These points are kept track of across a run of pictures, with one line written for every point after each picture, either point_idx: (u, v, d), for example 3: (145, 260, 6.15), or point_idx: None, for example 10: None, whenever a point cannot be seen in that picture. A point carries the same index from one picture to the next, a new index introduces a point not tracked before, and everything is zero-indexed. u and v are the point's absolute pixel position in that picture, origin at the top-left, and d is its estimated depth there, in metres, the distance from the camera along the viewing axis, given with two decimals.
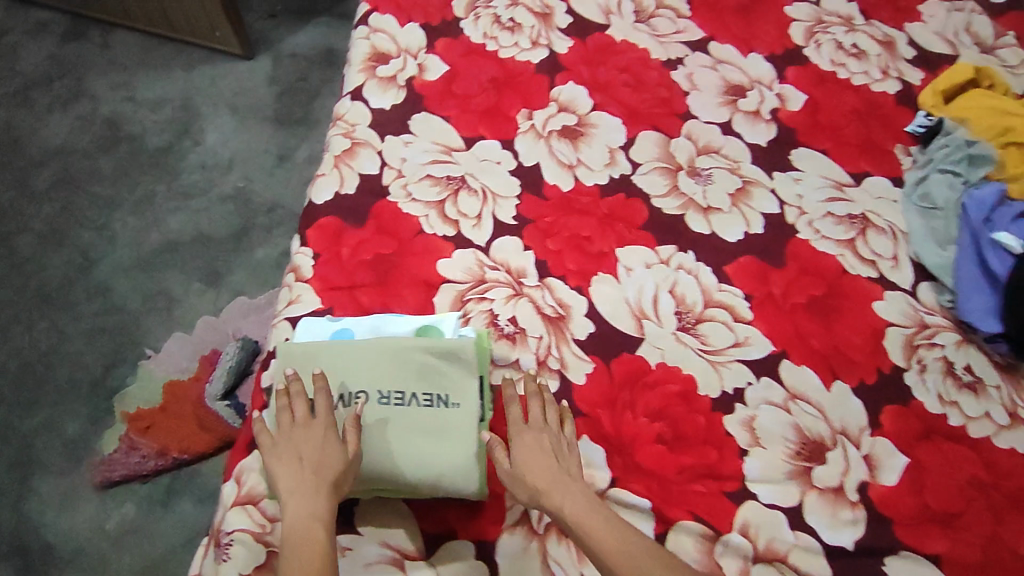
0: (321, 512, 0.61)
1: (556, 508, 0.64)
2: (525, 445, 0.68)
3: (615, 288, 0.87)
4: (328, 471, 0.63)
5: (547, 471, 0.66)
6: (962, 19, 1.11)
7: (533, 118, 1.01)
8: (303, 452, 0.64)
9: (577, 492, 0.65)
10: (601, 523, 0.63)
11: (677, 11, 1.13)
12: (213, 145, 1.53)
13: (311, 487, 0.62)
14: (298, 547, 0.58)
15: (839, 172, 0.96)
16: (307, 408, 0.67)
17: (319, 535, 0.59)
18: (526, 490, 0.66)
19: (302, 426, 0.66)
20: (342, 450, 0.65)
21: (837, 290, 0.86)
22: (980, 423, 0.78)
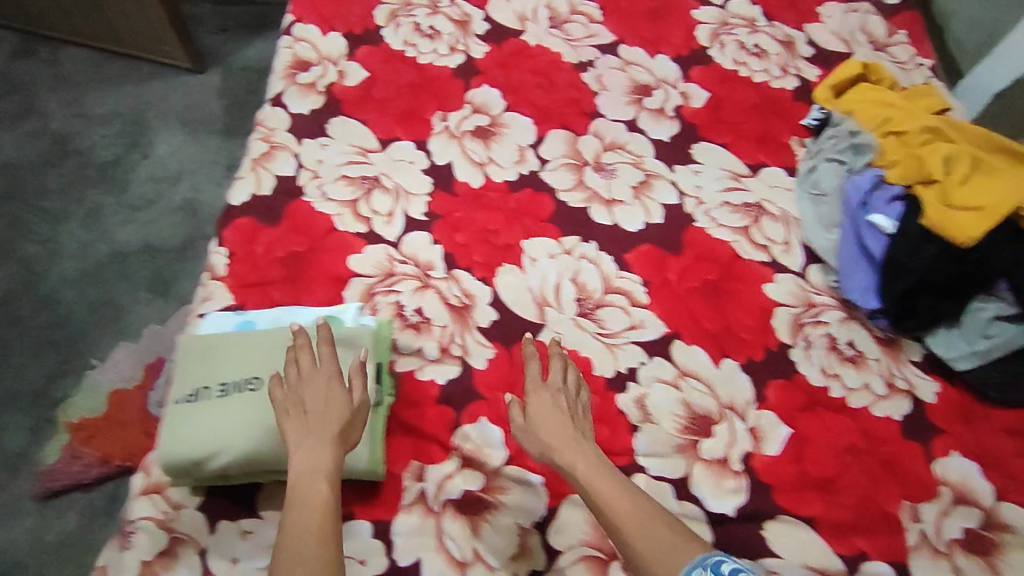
0: (327, 467, 0.62)
1: (563, 461, 0.66)
2: (540, 403, 0.71)
3: (518, 278, 0.90)
4: (331, 422, 0.65)
5: (559, 428, 0.69)
6: (857, 19, 1.17)
7: (447, 120, 1.05)
8: (308, 406, 0.66)
9: (585, 448, 0.67)
10: (609, 478, 0.64)
11: (589, 16, 1.18)
12: (162, 156, 1.56)
13: (319, 439, 0.63)
14: (301, 496, 0.59)
15: (736, 163, 1.01)
16: (312, 359, 0.69)
17: (322, 486, 0.60)
18: (537, 444, 0.69)
19: (309, 372, 0.68)
20: (348, 402, 0.67)
21: (729, 274, 0.91)
22: (859, 394, 0.82)
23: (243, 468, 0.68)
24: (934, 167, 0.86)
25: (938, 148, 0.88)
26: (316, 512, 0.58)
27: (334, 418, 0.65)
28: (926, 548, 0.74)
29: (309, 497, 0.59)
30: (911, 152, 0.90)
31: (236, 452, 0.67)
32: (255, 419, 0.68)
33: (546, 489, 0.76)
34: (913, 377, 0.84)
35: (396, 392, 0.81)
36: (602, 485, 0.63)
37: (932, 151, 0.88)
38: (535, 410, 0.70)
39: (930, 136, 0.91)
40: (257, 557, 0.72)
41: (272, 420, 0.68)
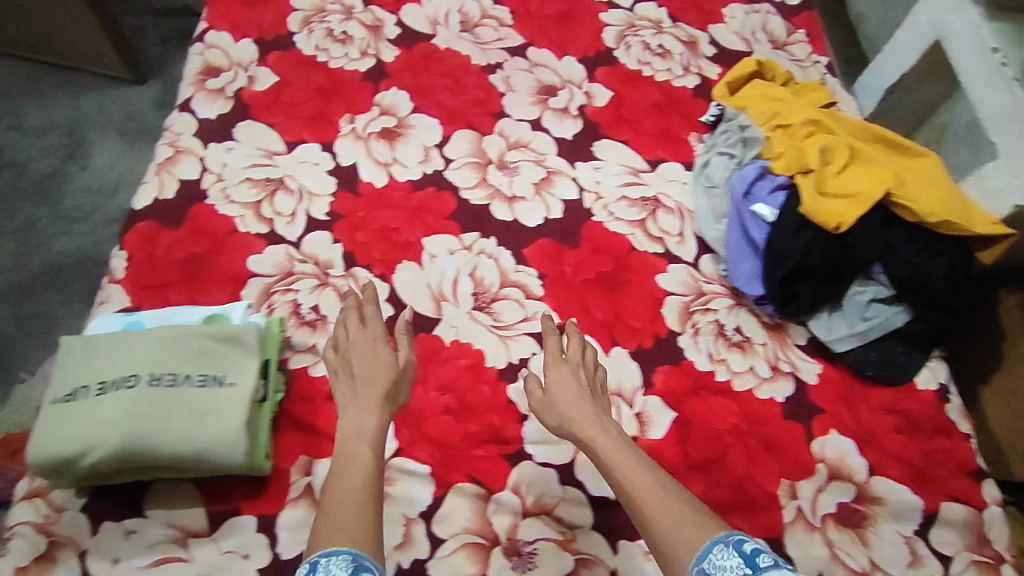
0: (372, 434, 0.68)
1: (582, 436, 0.70)
2: (558, 379, 0.76)
3: (417, 274, 0.92)
4: (376, 384, 0.73)
5: (576, 401, 0.73)
6: (758, 19, 1.22)
7: (354, 122, 1.07)
8: (355, 368, 0.74)
9: (600, 422, 0.71)
10: (625, 452, 0.67)
11: (499, 20, 1.20)
12: (100, 168, 1.53)
13: (364, 405, 0.71)
14: (345, 461, 0.66)
15: (636, 159, 1.04)
16: (359, 321, 0.78)
17: (362, 452, 0.66)
18: (557, 418, 0.74)
19: (359, 332, 0.77)
20: (392, 365, 0.75)
21: (623, 265, 0.93)
22: (744, 378, 0.85)
23: (116, 464, 0.68)
24: (812, 156, 0.89)
25: (817, 140, 0.92)
26: (357, 479, 0.64)
27: (380, 379, 0.73)
28: (801, 523, 0.76)
29: (353, 460, 0.65)
30: (794, 144, 0.93)
31: (109, 449, 0.67)
32: (133, 414, 0.68)
33: (433, 479, 0.77)
34: (798, 359, 0.87)
35: (287, 388, 0.81)
36: (618, 458, 0.67)
37: (813, 143, 0.91)
38: (553, 386, 0.75)
39: (812, 128, 0.95)
40: (139, 556, 0.71)
41: (204, 418, 0.70)
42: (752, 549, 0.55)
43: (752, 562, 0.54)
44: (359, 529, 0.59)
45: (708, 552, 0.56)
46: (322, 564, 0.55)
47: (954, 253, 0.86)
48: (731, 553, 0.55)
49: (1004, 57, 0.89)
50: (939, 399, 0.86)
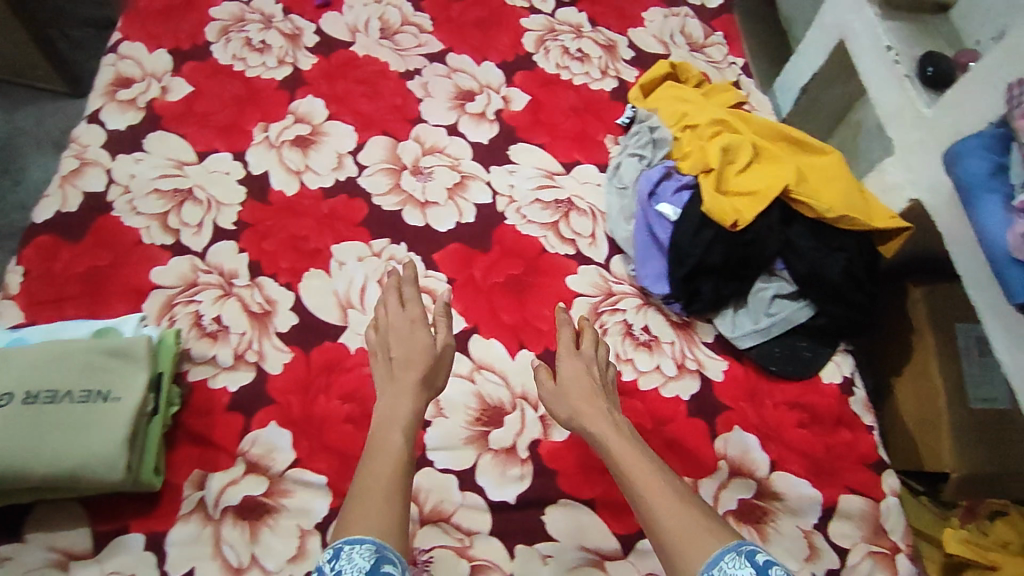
0: (405, 423, 0.71)
1: (590, 429, 0.71)
2: (569, 371, 0.77)
3: (324, 282, 0.91)
4: (413, 367, 0.75)
5: (588, 395, 0.74)
6: (676, 22, 1.24)
7: (268, 131, 1.06)
8: (393, 351, 0.77)
9: (609, 417, 0.72)
10: (635, 450, 0.69)
11: (420, 27, 1.20)
12: (37, 183, 1.37)
13: (401, 390, 0.73)
14: (377, 449, 0.68)
15: (551, 162, 1.05)
16: (398, 302, 0.82)
17: (395, 440, 0.69)
18: (566, 409, 0.74)
19: (398, 315, 0.80)
20: (430, 349, 0.77)
21: (534, 268, 0.93)
22: (650, 376, 0.85)
23: None
24: (715, 156, 0.90)
25: (720, 139, 0.93)
26: (387, 468, 0.66)
27: (416, 362, 0.76)
28: None
29: (384, 448, 0.68)
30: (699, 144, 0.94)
31: None
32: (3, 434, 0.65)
33: (330, 489, 0.76)
34: (704, 357, 0.87)
35: (183, 401, 0.80)
36: (626, 455, 0.68)
37: (717, 142, 0.92)
38: (565, 377, 0.76)
39: (718, 128, 0.96)
40: None
41: (85, 435, 0.68)
42: (763, 562, 0.57)
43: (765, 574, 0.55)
44: (385, 522, 0.61)
45: (719, 560, 0.58)
46: (345, 551, 0.58)
47: (854, 248, 0.88)
48: (741, 562, 0.57)
49: (897, 55, 0.90)
50: (843, 392, 0.87)
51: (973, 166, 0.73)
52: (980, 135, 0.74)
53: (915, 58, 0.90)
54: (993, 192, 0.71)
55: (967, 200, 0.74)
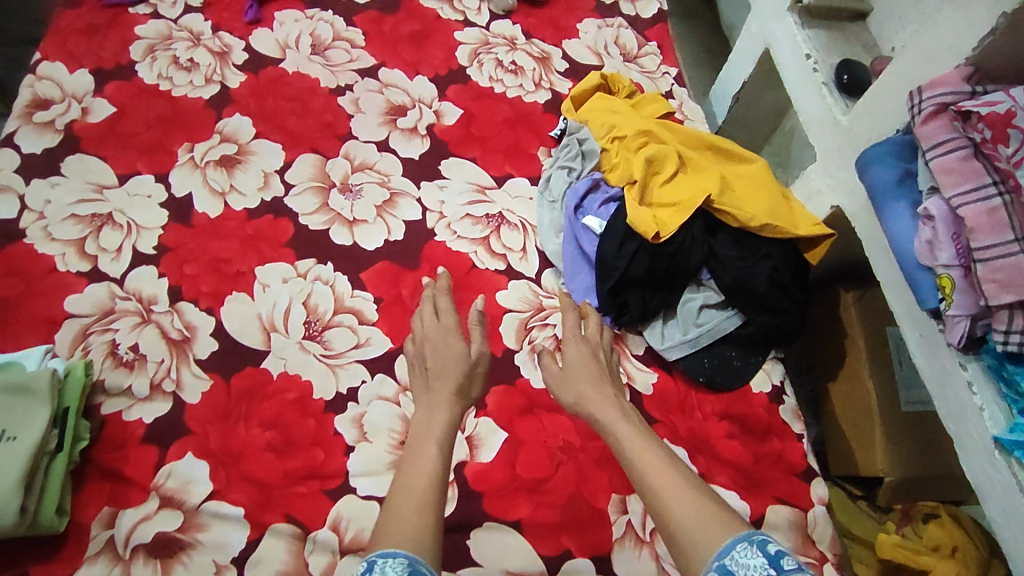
0: (439, 434, 0.73)
1: (599, 415, 0.76)
2: (576, 360, 0.81)
3: (247, 306, 0.88)
4: (448, 377, 0.78)
5: (596, 382, 0.79)
6: (610, 33, 1.25)
7: (193, 151, 1.02)
8: (429, 362, 0.81)
9: (617, 406, 0.76)
10: (643, 439, 0.71)
11: (351, 42, 1.19)
12: None
13: (437, 400, 0.76)
14: (412, 459, 0.70)
15: (482, 176, 1.04)
16: (434, 314, 0.86)
17: (429, 452, 0.71)
18: (572, 393, 0.79)
19: (433, 327, 0.84)
20: (464, 359, 0.80)
21: (463, 285, 0.93)
22: None
23: None
24: (640, 168, 0.92)
25: (646, 151, 0.94)
26: (420, 479, 0.68)
27: (451, 372, 0.79)
28: (630, 538, 0.76)
29: (418, 457, 0.70)
30: (626, 157, 0.96)
31: None
32: None
33: (248, 522, 0.73)
34: (633, 369, 0.87)
35: (94, 436, 0.76)
36: (636, 444, 0.71)
37: (643, 153, 0.93)
38: (572, 366, 0.81)
39: (645, 139, 0.97)
40: None
41: None
42: (775, 551, 0.57)
43: (775, 563, 0.55)
44: (417, 529, 0.62)
45: (729, 548, 0.59)
46: (378, 563, 0.57)
47: (779, 255, 0.88)
48: (754, 552, 0.57)
49: (816, 63, 0.92)
50: (773, 400, 0.87)
51: (881, 173, 0.74)
52: (887, 143, 0.75)
53: (832, 65, 0.92)
54: (900, 199, 0.73)
55: (878, 207, 0.75)
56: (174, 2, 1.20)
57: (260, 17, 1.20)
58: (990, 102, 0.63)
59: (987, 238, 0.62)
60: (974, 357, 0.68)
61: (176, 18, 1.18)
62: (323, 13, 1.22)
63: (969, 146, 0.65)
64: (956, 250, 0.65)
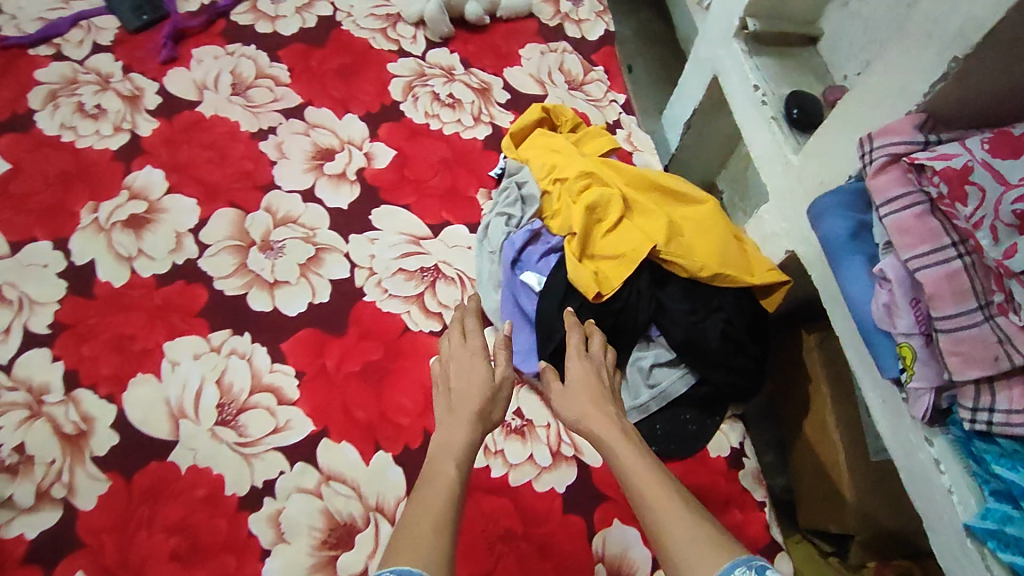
0: (459, 451, 0.66)
1: (598, 432, 0.68)
2: (578, 374, 0.74)
3: (154, 389, 0.79)
4: (471, 399, 0.72)
5: (597, 399, 0.71)
6: (554, 59, 1.19)
7: (98, 211, 0.93)
8: (453, 384, 0.75)
9: (620, 424, 0.68)
10: (643, 459, 0.64)
11: (276, 79, 1.10)
12: None
13: (456, 421, 0.69)
14: (430, 477, 0.62)
15: (417, 225, 0.96)
16: (461, 335, 0.80)
17: (449, 466, 0.63)
18: (574, 411, 0.71)
19: (459, 346, 0.79)
20: (488, 382, 0.74)
21: (394, 352, 0.85)
22: (522, 470, 0.78)
23: None
24: (580, 215, 0.85)
25: (588, 195, 0.87)
26: (438, 494, 0.60)
27: (474, 395, 0.73)
28: None
29: (435, 476, 0.62)
30: (567, 203, 0.89)
31: None
32: None
33: None
34: (581, 440, 0.81)
35: None
36: (634, 460, 0.63)
37: (585, 198, 0.87)
38: (574, 380, 0.73)
39: (588, 180, 0.91)
40: None
41: None
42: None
43: None
44: (430, 548, 0.54)
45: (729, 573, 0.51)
46: None
47: (732, 306, 0.82)
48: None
49: (764, 95, 0.86)
50: (732, 465, 0.82)
51: (833, 225, 0.68)
52: (839, 191, 0.69)
53: (782, 97, 0.86)
54: (855, 254, 0.66)
55: (832, 261, 0.68)
56: (81, 41, 1.10)
57: (176, 55, 1.11)
58: (946, 155, 0.57)
59: (949, 306, 0.56)
60: (939, 432, 0.62)
61: (82, 59, 1.08)
62: (245, 48, 1.13)
63: (925, 202, 0.59)
64: (915, 318, 0.59)
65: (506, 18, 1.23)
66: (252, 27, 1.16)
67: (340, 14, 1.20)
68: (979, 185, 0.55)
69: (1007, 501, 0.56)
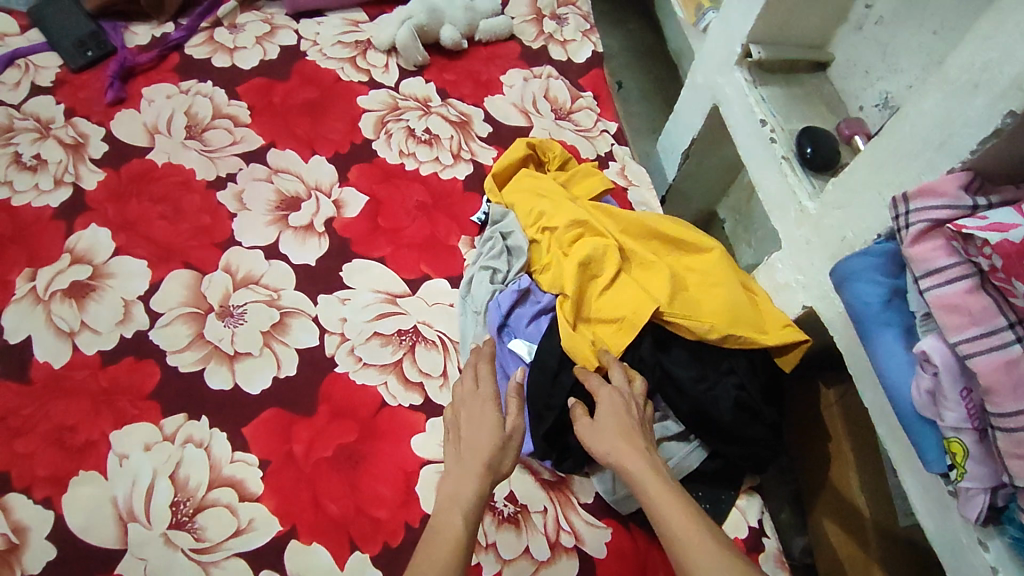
0: (467, 505, 0.63)
1: (630, 469, 0.63)
2: (607, 406, 0.68)
3: (98, 489, 0.70)
4: (479, 449, 0.67)
5: (627, 432, 0.66)
6: (539, 85, 1.10)
7: (35, 279, 0.83)
8: (463, 431, 0.70)
9: (651, 462, 0.64)
10: (681, 504, 0.60)
11: (235, 119, 1.01)
12: None
13: (465, 471, 0.66)
14: (436, 535, 0.60)
15: (393, 281, 0.88)
16: (475, 378, 0.73)
17: (456, 522, 0.61)
18: (602, 442, 0.66)
19: (470, 393, 0.72)
20: (498, 431, 0.68)
21: (370, 432, 0.76)
22: (517, 566, 0.69)
23: None
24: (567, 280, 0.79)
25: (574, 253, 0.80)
26: (444, 553, 0.59)
27: (483, 444, 0.67)
28: None
29: (441, 532, 0.61)
30: (556, 257, 0.83)
31: None
32: None
33: None
34: (582, 527, 0.72)
35: None
36: (670, 505, 0.59)
37: (572, 258, 0.80)
38: (601, 414, 0.67)
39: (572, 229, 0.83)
40: None
41: None
42: None
43: None
44: None
45: None
46: None
47: (746, 369, 0.74)
48: None
49: (773, 131, 0.78)
50: (751, 549, 0.73)
51: (863, 292, 0.60)
52: (868, 252, 0.61)
53: (793, 133, 0.78)
54: (888, 326, 0.59)
55: (862, 331, 0.61)
56: (18, 82, 1.00)
57: (124, 95, 1.01)
58: (1001, 226, 0.48)
59: (1009, 403, 0.48)
60: (994, 533, 0.55)
61: (19, 103, 0.98)
62: (200, 85, 1.04)
63: (975, 274, 0.51)
64: (967, 411, 0.52)
65: (486, 41, 1.14)
66: (208, 61, 1.07)
67: (304, 42, 1.11)
68: None
69: None
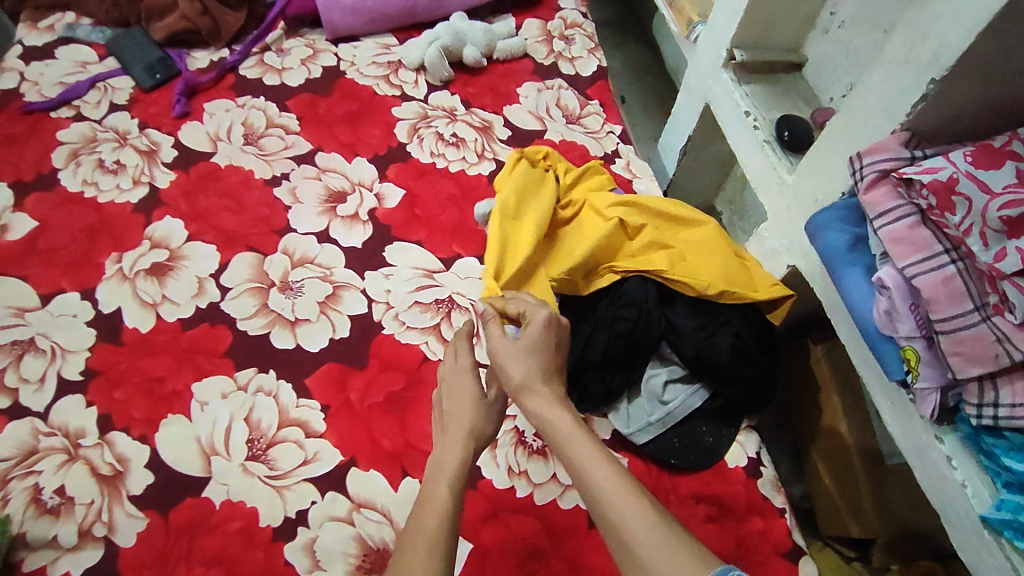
0: (452, 473, 0.69)
1: (540, 409, 0.71)
2: (533, 339, 0.74)
3: (184, 429, 0.82)
4: (462, 420, 0.75)
5: (546, 374, 0.73)
6: (551, 95, 1.25)
7: (121, 261, 0.96)
8: (446, 406, 0.77)
9: (563, 404, 0.71)
10: (585, 435, 0.67)
11: (286, 128, 1.15)
12: None
13: (451, 441, 0.73)
14: (424, 499, 0.66)
15: (429, 260, 1.00)
16: (454, 353, 0.82)
17: (441, 490, 0.67)
18: (519, 372, 0.73)
19: (451, 367, 0.80)
20: (479, 401, 0.77)
21: (414, 381, 0.88)
22: (546, 488, 0.80)
23: None
24: (534, 257, 0.92)
25: (537, 227, 0.92)
26: (432, 515, 0.64)
27: (466, 415, 0.76)
28: None
29: (429, 497, 0.66)
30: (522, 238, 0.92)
31: None
32: None
33: None
34: None
35: None
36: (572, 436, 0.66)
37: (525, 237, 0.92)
38: (521, 343, 0.74)
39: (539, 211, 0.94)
40: None
41: None
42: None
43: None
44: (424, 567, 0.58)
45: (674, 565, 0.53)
46: None
47: (740, 320, 0.86)
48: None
49: (756, 120, 0.91)
50: (751, 474, 0.85)
51: (833, 239, 0.72)
52: (834, 207, 0.74)
53: (773, 121, 0.92)
54: (854, 265, 0.70)
55: (833, 273, 0.72)
56: (99, 101, 1.15)
57: (189, 110, 1.16)
58: (932, 168, 0.60)
59: (946, 309, 0.59)
60: (949, 429, 0.66)
61: (100, 118, 1.13)
62: (254, 100, 1.19)
63: (916, 213, 0.63)
64: (916, 321, 0.63)
65: (503, 58, 1.29)
66: (260, 80, 1.22)
67: (343, 63, 1.26)
68: (965, 194, 0.58)
69: (1019, 491, 0.59)
